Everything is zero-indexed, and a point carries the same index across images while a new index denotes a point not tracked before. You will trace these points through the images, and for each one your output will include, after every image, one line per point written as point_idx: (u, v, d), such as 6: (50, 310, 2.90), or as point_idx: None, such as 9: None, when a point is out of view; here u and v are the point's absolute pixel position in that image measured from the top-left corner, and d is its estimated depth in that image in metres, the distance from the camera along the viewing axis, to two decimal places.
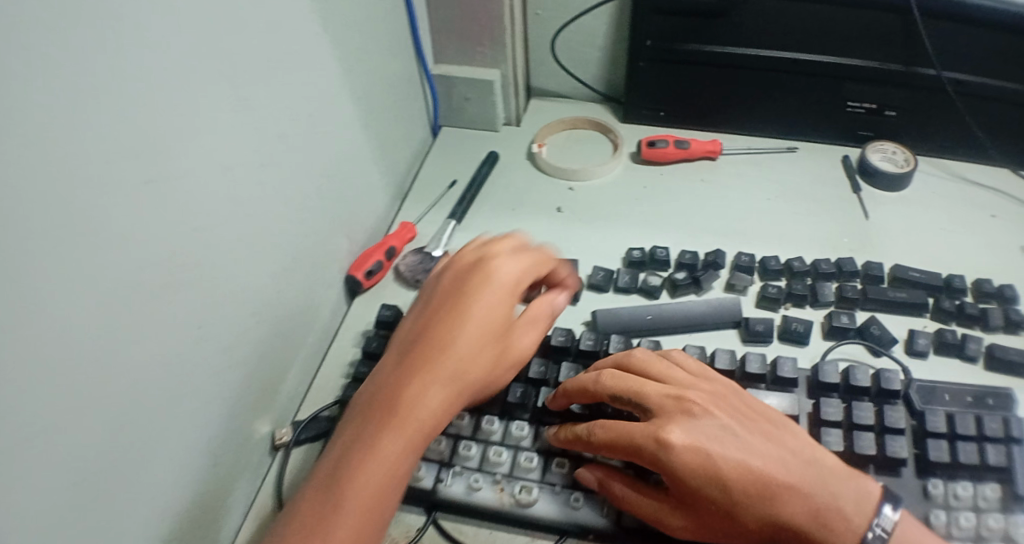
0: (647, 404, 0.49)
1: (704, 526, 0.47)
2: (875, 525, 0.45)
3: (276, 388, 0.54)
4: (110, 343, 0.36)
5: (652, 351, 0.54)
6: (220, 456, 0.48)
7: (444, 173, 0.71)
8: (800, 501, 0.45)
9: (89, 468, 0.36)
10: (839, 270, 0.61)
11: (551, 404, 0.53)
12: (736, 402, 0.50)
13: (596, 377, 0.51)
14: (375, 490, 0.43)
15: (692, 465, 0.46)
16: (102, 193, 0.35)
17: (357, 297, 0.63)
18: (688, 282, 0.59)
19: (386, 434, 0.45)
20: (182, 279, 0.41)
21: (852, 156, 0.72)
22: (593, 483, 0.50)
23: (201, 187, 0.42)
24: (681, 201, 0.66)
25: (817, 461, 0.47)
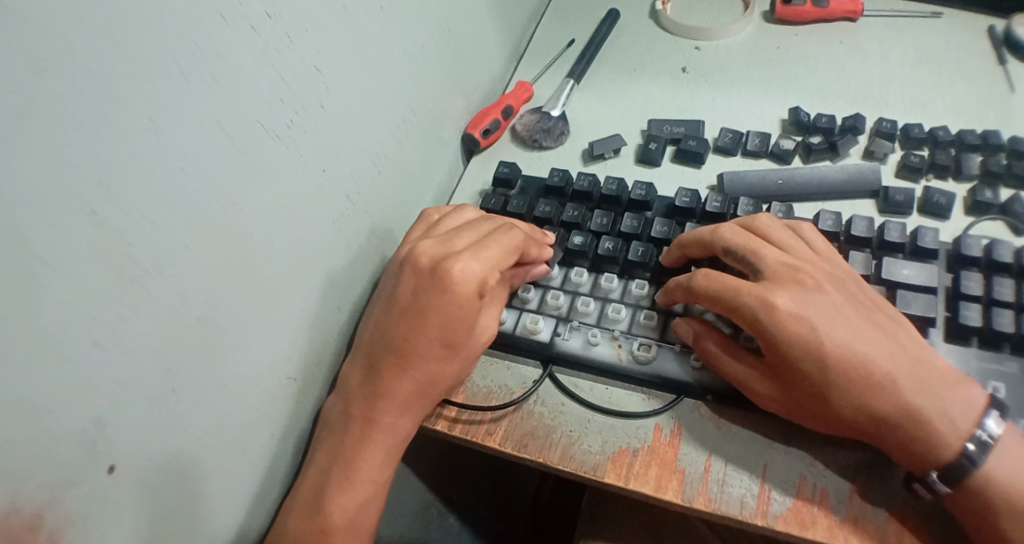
0: (762, 267, 0.48)
1: (790, 400, 0.45)
2: (979, 433, 0.43)
3: (394, 245, 0.56)
4: (216, 191, 0.39)
5: (780, 220, 0.51)
6: (341, 303, 0.51)
7: (562, 32, 0.67)
8: (897, 399, 0.43)
9: (202, 305, 0.39)
10: (984, 143, 0.56)
11: (662, 257, 0.52)
12: (858, 290, 0.47)
13: (714, 231, 0.50)
14: (428, 368, 0.47)
15: (794, 332, 0.44)
16: (192, 40, 0.36)
17: (474, 157, 0.62)
18: (826, 146, 0.55)
19: (438, 331, 0.46)
20: (281, 126, 0.42)
21: (998, 28, 0.65)
22: (688, 338, 0.49)
23: (296, 36, 0.42)
24: (816, 66, 0.61)
25: (925, 361, 0.45)
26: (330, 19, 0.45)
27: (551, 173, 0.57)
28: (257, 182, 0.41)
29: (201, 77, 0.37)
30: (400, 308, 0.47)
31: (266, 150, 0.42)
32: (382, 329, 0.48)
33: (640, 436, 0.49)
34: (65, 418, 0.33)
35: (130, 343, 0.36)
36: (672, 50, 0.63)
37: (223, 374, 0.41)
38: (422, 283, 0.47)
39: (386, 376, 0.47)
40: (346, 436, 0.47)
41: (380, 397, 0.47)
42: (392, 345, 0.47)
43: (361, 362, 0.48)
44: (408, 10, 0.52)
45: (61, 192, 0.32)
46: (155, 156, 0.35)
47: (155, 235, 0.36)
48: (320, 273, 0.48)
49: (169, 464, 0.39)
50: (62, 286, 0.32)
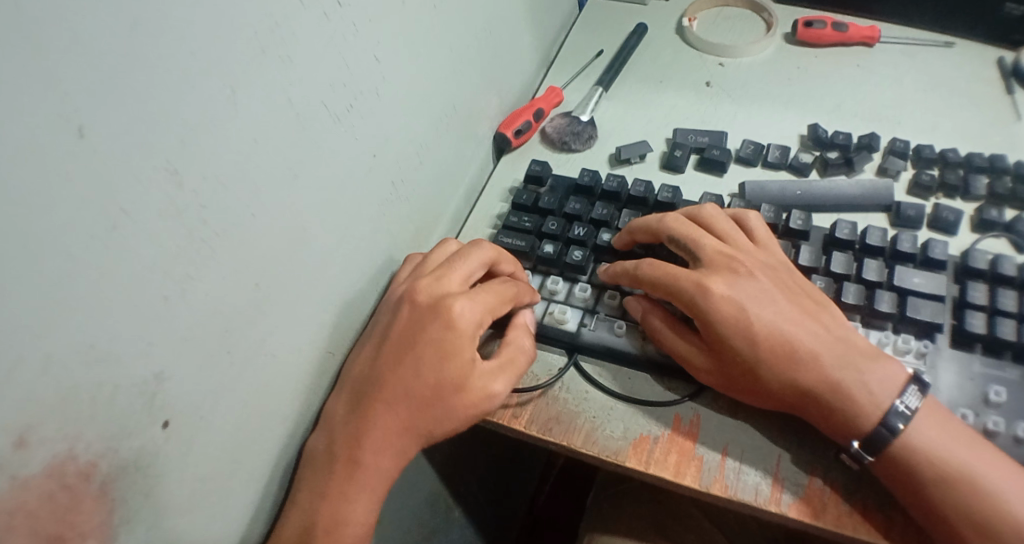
0: (698, 255, 0.52)
1: (728, 376, 0.49)
2: (899, 402, 0.47)
3: (427, 233, 0.58)
4: (277, 167, 0.42)
5: (720, 210, 0.56)
6: (375, 285, 0.53)
7: (591, 42, 0.70)
8: (822, 372, 0.47)
9: (258, 272, 0.42)
10: (991, 166, 0.60)
11: (614, 240, 0.55)
12: (790, 278, 0.52)
13: (659, 219, 0.54)
14: (430, 395, 0.47)
15: (728, 313, 0.49)
16: (268, 24, 0.39)
17: (503, 156, 0.65)
18: (842, 162, 0.58)
19: (438, 358, 0.48)
20: (338, 109, 0.45)
21: (1007, 59, 0.69)
22: (637, 314, 0.53)
23: (357, 28, 0.46)
24: (834, 85, 0.65)
25: (847, 340, 0.49)
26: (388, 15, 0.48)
27: (581, 173, 0.60)
28: (314, 159, 0.44)
29: (273, 60, 0.40)
30: (404, 327, 0.49)
31: (323, 130, 0.44)
32: (396, 337, 0.49)
33: (662, 424, 0.51)
34: (131, 367, 0.35)
35: (193, 303, 0.38)
36: (696, 64, 0.66)
37: (270, 337, 0.44)
38: (425, 313, 0.49)
39: (389, 389, 0.47)
40: (355, 433, 0.47)
41: (383, 411, 0.47)
42: (394, 361, 0.48)
43: (363, 369, 0.49)
44: (455, 10, 0.55)
45: (149, 152, 0.34)
46: (226, 125, 0.38)
47: (223, 202, 0.38)
48: (360, 251, 0.51)
49: (216, 421, 0.41)
50: (141, 240, 0.35)
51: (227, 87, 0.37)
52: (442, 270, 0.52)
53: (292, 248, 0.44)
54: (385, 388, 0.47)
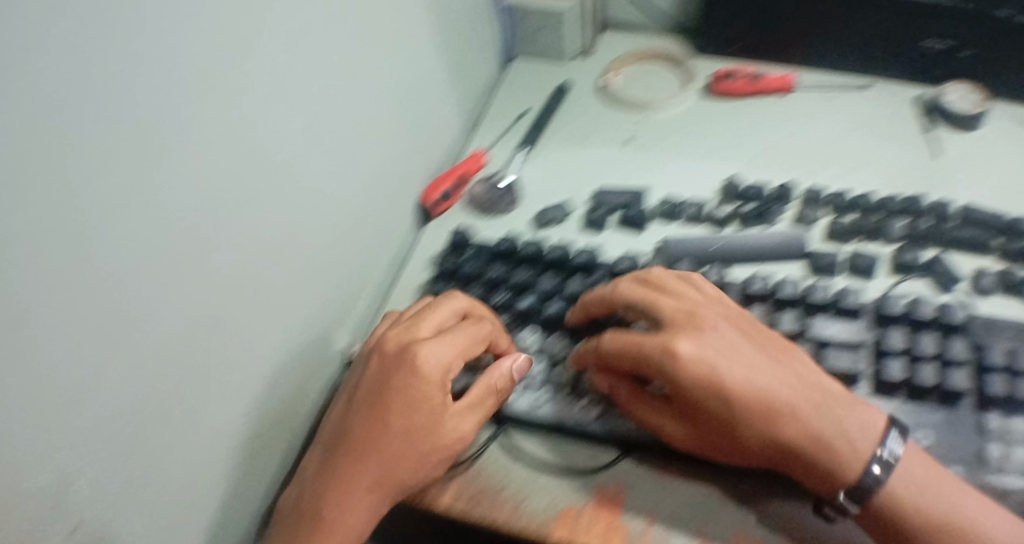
0: (661, 318, 0.51)
1: (708, 439, 0.48)
2: (881, 453, 0.46)
3: (350, 307, 0.59)
4: (188, 267, 0.41)
5: (670, 271, 0.55)
6: (298, 365, 0.54)
7: (512, 104, 0.71)
8: (800, 425, 0.46)
9: (169, 376, 0.41)
10: (907, 208, 0.61)
11: (570, 318, 0.55)
12: (750, 328, 0.51)
13: (613, 288, 0.53)
14: (404, 445, 0.49)
15: (698, 374, 0.48)
16: (171, 132, 0.39)
17: (429, 223, 0.65)
18: (756, 214, 0.60)
19: (409, 419, 0.49)
20: (248, 200, 0.45)
21: (924, 95, 0.70)
22: (604, 388, 0.52)
23: (266, 117, 0.46)
24: (751, 136, 0.66)
25: (819, 385, 0.48)
26: (298, 104, 0.49)
27: (502, 239, 0.60)
28: (227, 246, 0.44)
29: (182, 164, 0.40)
30: (380, 377, 0.51)
31: (235, 217, 0.44)
32: (371, 385, 0.51)
33: (585, 492, 0.51)
34: (34, 478, 0.35)
35: (103, 404, 0.37)
36: (617, 121, 0.68)
37: (187, 435, 0.43)
38: (398, 364, 0.50)
39: (369, 445, 0.49)
40: (320, 493, 0.48)
41: (369, 464, 0.48)
42: (372, 413, 0.49)
43: (349, 423, 0.50)
44: (369, 84, 0.56)
45: (53, 277, 0.34)
46: (132, 224, 0.38)
47: (132, 301, 0.38)
48: (280, 335, 0.51)
49: (130, 519, 0.40)
50: (43, 349, 0.34)
51: (131, 199, 0.37)
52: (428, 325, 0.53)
53: (206, 345, 0.44)
54: (366, 439, 0.49)
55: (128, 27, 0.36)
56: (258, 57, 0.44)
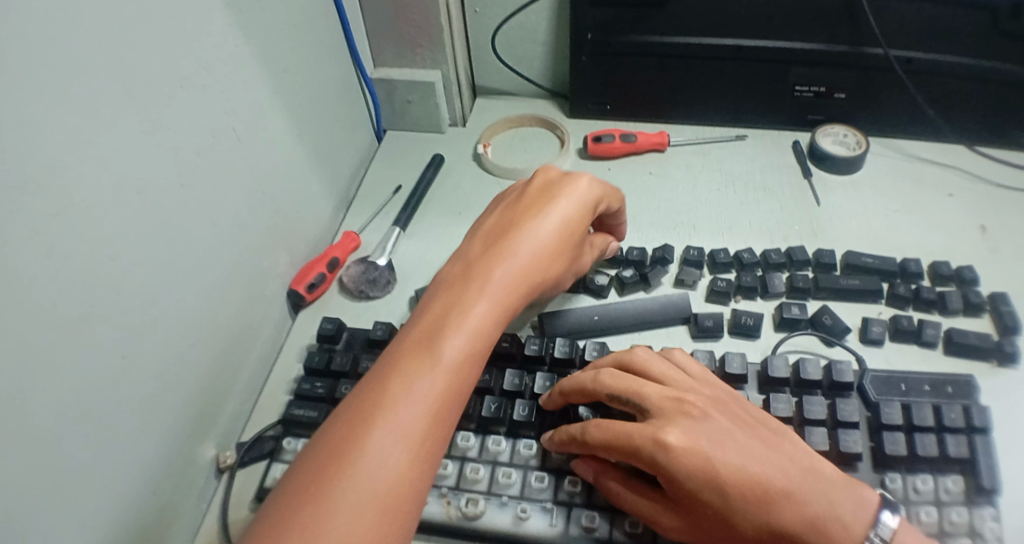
0: (646, 406, 0.48)
1: (696, 529, 0.46)
2: (874, 534, 0.45)
3: (215, 413, 0.54)
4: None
5: (652, 350, 0.52)
6: (153, 487, 0.49)
7: (387, 178, 0.69)
8: (801, 509, 0.45)
9: None
10: (789, 260, 0.60)
11: (546, 404, 0.51)
12: (736, 409, 0.49)
13: (594, 376, 0.50)
14: (523, 267, 0.50)
15: (690, 465, 0.45)
16: None
17: (302, 311, 0.62)
18: (637, 279, 0.58)
19: (569, 205, 0.53)
20: (71, 322, 0.41)
21: (802, 141, 0.72)
22: (589, 476, 0.50)
23: (93, 229, 0.42)
24: (630, 196, 0.65)
25: (814, 468, 0.47)
26: (134, 209, 0.45)
27: (375, 325, 0.57)
28: (48, 382, 0.40)
29: None
30: (524, 206, 0.53)
31: (57, 350, 0.40)
32: (496, 232, 0.52)
33: None
34: None
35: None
36: (495, 191, 0.66)
37: None
38: (550, 183, 0.54)
39: (486, 282, 0.49)
40: (420, 347, 0.46)
41: (469, 320, 0.47)
42: (501, 242, 0.51)
43: (439, 306, 0.48)
44: (221, 179, 0.52)
45: None
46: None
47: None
48: (126, 461, 0.46)
49: None
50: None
51: None
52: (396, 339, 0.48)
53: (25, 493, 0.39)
54: (479, 291, 0.48)
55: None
56: (77, 166, 0.40)
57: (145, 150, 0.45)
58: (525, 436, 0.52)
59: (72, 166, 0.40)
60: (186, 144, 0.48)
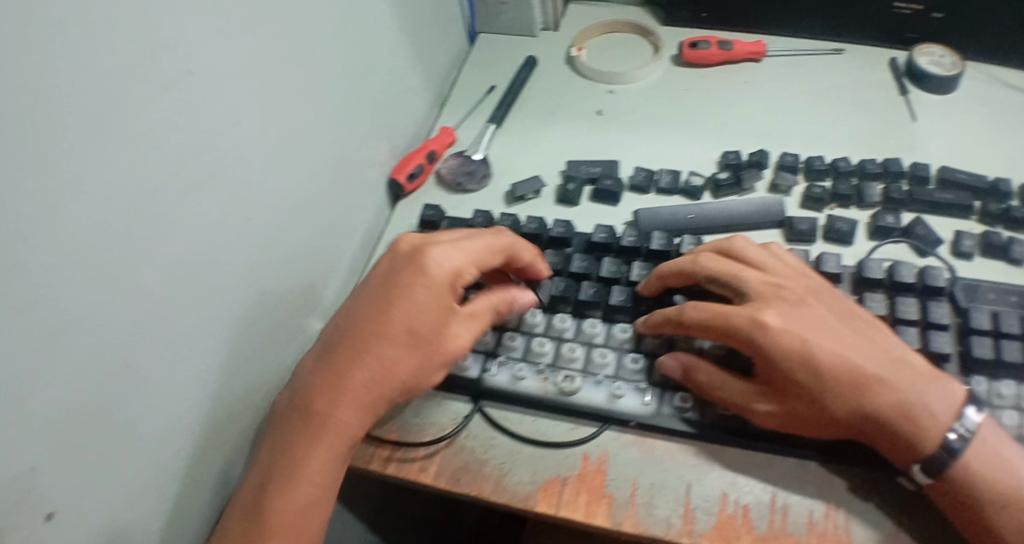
0: (744, 289, 0.51)
1: (791, 414, 0.48)
2: (958, 426, 0.47)
3: (319, 289, 0.57)
4: (133, 252, 0.40)
5: (753, 241, 0.55)
6: (269, 348, 0.52)
7: (482, 77, 0.71)
8: (890, 395, 0.47)
9: (122, 361, 0.40)
10: (885, 171, 0.60)
11: (644, 290, 0.54)
12: (834, 300, 0.51)
13: (694, 260, 0.53)
14: (364, 378, 0.48)
15: (786, 345, 0.48)
16: (105, 115, 0.37)
17: (400, 201, 0.65)
18: (732, 181, 0.59)
19: (408, 288, 0.50)
20: (198, 180, 0.44)
21: (899, 59, 0.70)
22: (678, 372, 0.51)
23: (214, 93, 0.44)
24: (723, 102, 0.67)
25: (906, 361, 0.48)
26: (250, 81, 0.47)
27: (475, 214, 0.59)
28: (179, 235, 0.43)
29: (124, 146, 0.39)
30: (372, 292, 0.51)
31: (185, 207, 0.43)
32: (342, 328, 0.50)
33: (568, 465, 0.51)
34: None
35: (58, 395, 0.37)
36: (588, 92, 0.68)
37: (145, 424, 0.42)
38: (399, 264, 0.51)
39: (324, 399, 0.48)
40: (264, 471, 0.47)
41: (304, 449, 0.47)
42: (338, 346, 0.49)
43: (282, 427, 0.48)
44: (329, 64, 0.54)
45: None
46: (72, 213, 0.36)
47: (84, 292, 0.37)
48: (244, 320, 0.49)
49: (96, 509, 0.40)
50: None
51: (67, 182, 0.36)
52: (326, 337, 0.50)
53: (160, 330, 0.42)
54: (314, 412, 0.47)
55: (57, 10, 0.35)
56: (198, 33, 0.42)
57: (260, 27, 0.47)
58: (620, 321, 0.55)
59: (195, 32, 0.42)
60: (296, 24, 0.50)
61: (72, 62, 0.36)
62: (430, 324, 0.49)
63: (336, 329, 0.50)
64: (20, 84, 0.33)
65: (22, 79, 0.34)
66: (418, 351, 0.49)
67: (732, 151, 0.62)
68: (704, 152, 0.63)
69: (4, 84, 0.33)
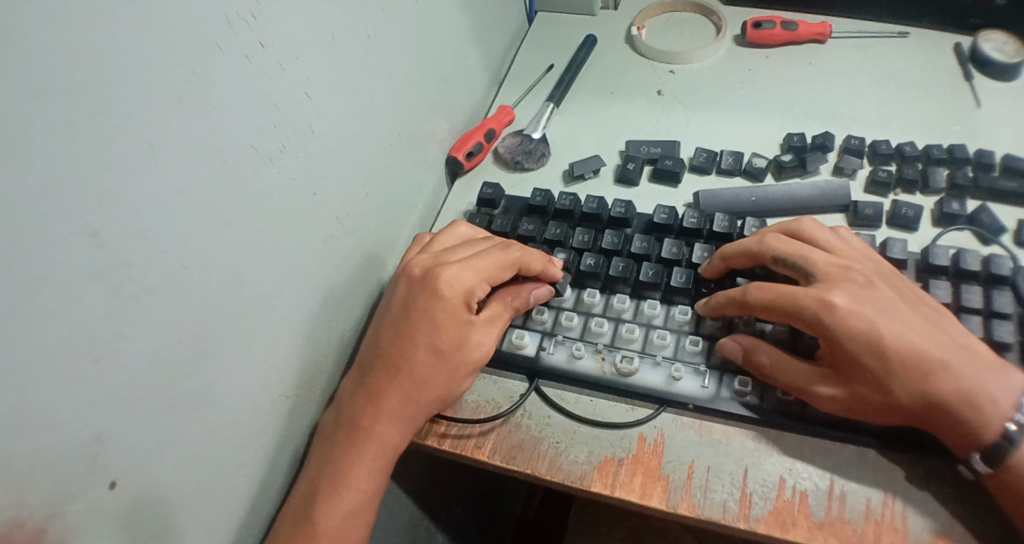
0: (811, 270, 0.50)
1: (856, 399, 0.47)
2: (1018, 416, 0.46)
3: (381, 264, 0.58)
4: (210, 219, 0.41)
5: (820, 224, 0.54)
6: (334, 321, 0.53)
7: (540, 58, 0.72)
8: (956, 382, 0.46)
9: (199, 326, 0.41)
10: (949, 157, 0.59)
11: (706, 270, 0.54)
12: (901, 285, 0.50)
13: (760, 241, 0.52)
14: (396, 398, 0.49)
15: (853, 327, 0.47)
16: (185, 81, 0.38)
17: (458, 179, 0.65)
18: (794, 164, 0.59)
19: (426, 314, 0.49)
20: (270, 151, 0.44)
21: (964, 44, 0.68)
22: (738, 352, 0.51)
23: (287, 64, 0.44)
24: (785, 84, 0.66)
25: (972, 349, 0.47)
26: (321, 53, 0.47)
27: (533, 193, 0.60)
28: (252, 204, 0.43)
29: (202, 113, 0.39)
30: (390, 319, 0.51)
31: (258, 176, 0.43)
32: (368, 354, 0.51)
33: (624, 446, 0.51)
34: (68, 431, 0.35)
35: (140, 356, 0.38)
36: (648, 72, 0.68)
37: (218, 390, 0.43)
38: (413, 288, 0.51)
39: (360, 421, 0.48)
40: (307, 489, 0.47)
41: (344, 464, 0.48)
42: (366, 372, 0.50)
43: (322, 447, 0.49)
44: (395, 38, 0.54)
45: (81, 226, 0.34)
46: (154, 178, 0.37)
47: (165, 256, 0.38)
48: (312, 291, 0.50)
49: (164, 474, 0.40)
50: (68, 302, 0.34)
51: (149, 147, 0.37)
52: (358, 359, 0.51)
53: (234, 297, 0.43)
54: (351, 432, 0.48)
55: None
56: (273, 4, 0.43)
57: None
58: (680, 303, 0.54)
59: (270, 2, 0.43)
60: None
61: (154, 29, 0.36)
62: (449, 344, 0.49)
63: (367, 351, 0.51)
64: (106, 49, 0.34)
65: (109, 44, 0.34)
66: (440, 370, 0.49)
67: (795, 133, 0.61)
68: (768, 134, 0.63)
69: (88, 49, 0.34)
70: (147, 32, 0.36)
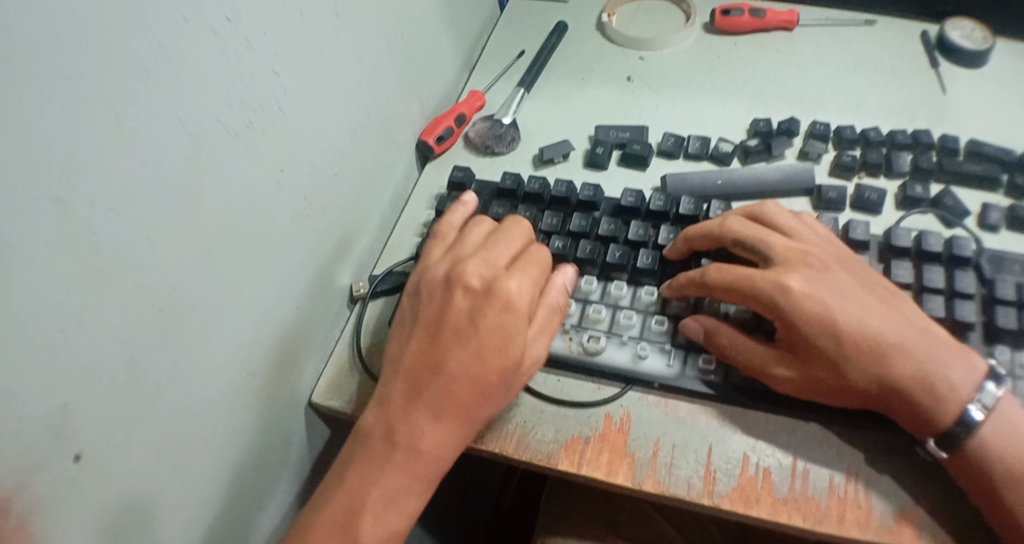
0: (771, 254, 0.51)
1: (812, 380, 0.48)
2: (976, 400, 0.47)
3: (350, 245, 0.58)
4: (178, 193, 0.41)
5: (785, 208, 0.55)
6: (302, 300, 0.53)
7: (513, 44, 0.72)
8: (911, 366, 0.47)
9: (165, 300, 0.41)
10: (914, 142, 0.60)
11: (670, 252, 0.55)
12: (860, 269, 0.51)
13: (721, 223, 0.53)
14: (462, 418, 0.46)
15: (810, 310, 0.48)
16: (150, 54, 0.38)
17: (429, 163, 0.65)
18: (760, 148, 0.60)
19: (496, 328, 0.46)
20: (238, 127, 0.45)
21: (931, 32, 0.69)
22: (699, 333, 0.52)
23: (254, 40, 0.45)
24: (752, 70, 0.67)
25: (930, 333, 0.48)
26: (290, 31, 0.48)
27: (503, 177, 0.60)
28: (218, 180, 0.44)
29: (168, 87, 0.39)
30: (450, 334, 0.47)
31: (225, 152, 0.44)
32: (423, 369, 0.47)
33: (591, 424, 0.52)
34: (34, 403, 0.35)
35: (105, 329, 0.38)
36: (620, 58, 0.69)
37: (185, 366, 0.43)
38: (476, 301, 0.48)
39: (421, 445, 0.45)
40: (353, 509, 0.45)
41: (393, 484, 0.45)
42: (428, 392, 0.46)
43: (363, 464, 0.46)
44: (365, 18, 0.55)
45: (45, 194, 0.34)
46: (119, 150, 0.37)
47: (129, 230, 0.38)
48: (279, 269, 0.50)
49: (131, 448, 0.40)
50: (32, 271, 0.34)
51: (114, 118, 0.37)
52: (406, 374, 0.47)
53: (200, 273, 0.43)
54: (411, 456, 0.45)
55: None
56: None
57: None
58: (646, 285, 0.55)
59: None
60: None
61: (118, 1, 0.36)
62: (517, 355, 0.47)
63: (416, 365, 0.47)
64: (70, 18, 0.34)
65: (72, 13, 0.34)
66: (508, 384, 0.47)
67: (761, 118, 0.62)
68: (736, 119, 0.64)
69: (54, 18, 0.34)
70: (112, 4, 0.36)
